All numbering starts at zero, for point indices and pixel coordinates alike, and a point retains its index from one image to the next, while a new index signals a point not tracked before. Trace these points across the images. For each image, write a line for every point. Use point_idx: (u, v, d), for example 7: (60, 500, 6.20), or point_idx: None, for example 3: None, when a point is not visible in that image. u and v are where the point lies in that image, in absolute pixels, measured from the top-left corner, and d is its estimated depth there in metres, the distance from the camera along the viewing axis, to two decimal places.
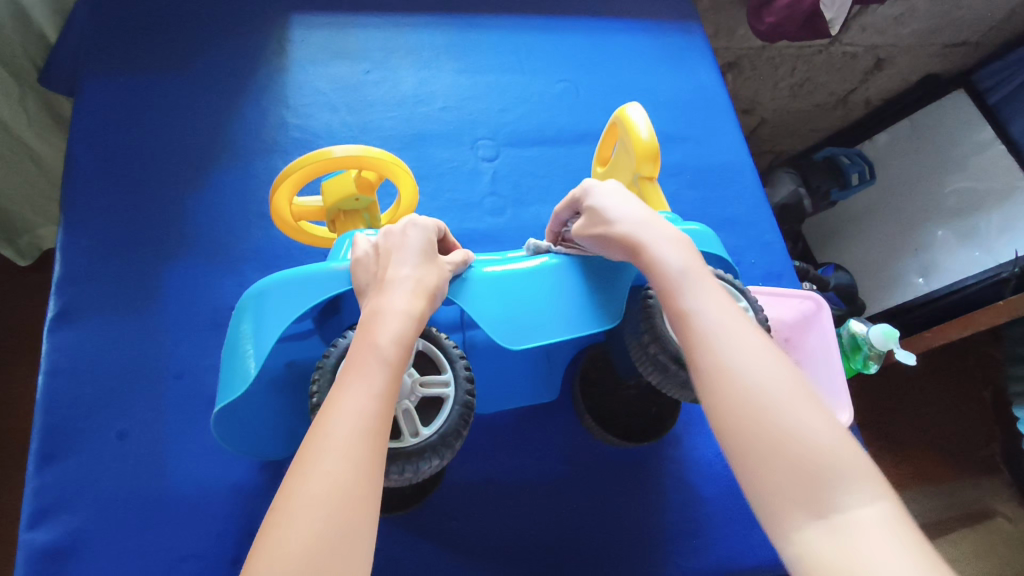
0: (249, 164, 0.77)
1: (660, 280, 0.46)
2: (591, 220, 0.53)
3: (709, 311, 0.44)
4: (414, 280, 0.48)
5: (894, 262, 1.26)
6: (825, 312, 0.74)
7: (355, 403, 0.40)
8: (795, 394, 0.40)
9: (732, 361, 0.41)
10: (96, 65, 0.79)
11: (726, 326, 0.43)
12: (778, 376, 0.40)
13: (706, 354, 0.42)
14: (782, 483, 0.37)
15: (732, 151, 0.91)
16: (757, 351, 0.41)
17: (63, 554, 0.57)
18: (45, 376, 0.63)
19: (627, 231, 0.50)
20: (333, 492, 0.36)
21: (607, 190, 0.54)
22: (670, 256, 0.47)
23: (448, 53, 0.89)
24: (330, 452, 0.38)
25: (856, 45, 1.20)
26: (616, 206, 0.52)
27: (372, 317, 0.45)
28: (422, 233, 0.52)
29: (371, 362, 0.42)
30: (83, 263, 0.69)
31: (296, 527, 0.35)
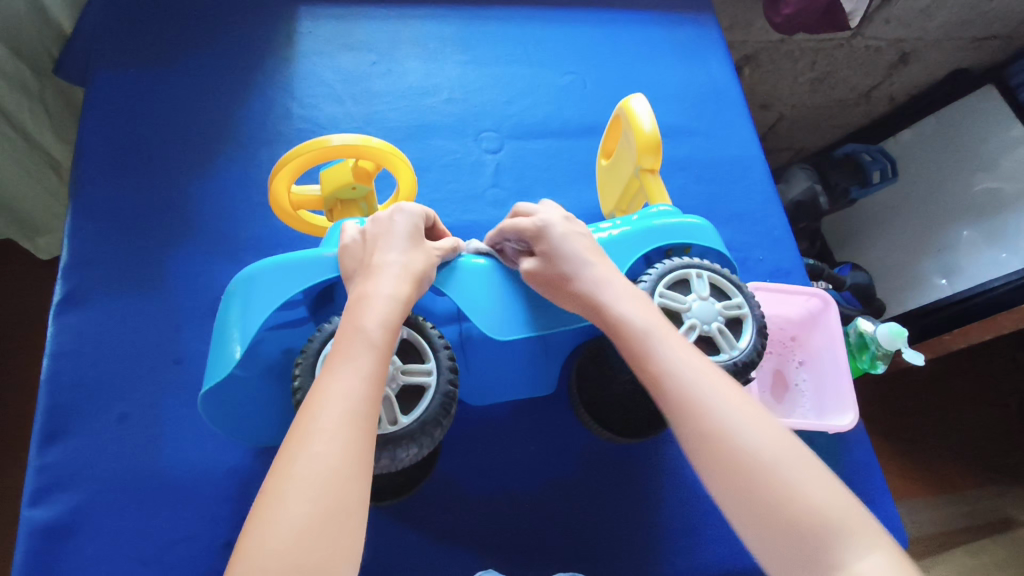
0: (253, 153, 0.78)
1: (628, 343, 0.45)
2: (552, 269, 0.50)
3: (683, 369, 0.43)
4: (401, 266, 0.48)
5: (916, 262, 1.23)
6: (832, 310, 0.71)
7: (343, 385, 0.40)
8: (781, 444, 0.39)
9: (712, 422, 0.40)
10: (108, 53, 0.81)
11: (701, 385, 0.42)
12: (759, 429, 0.40)
13: (685, 418, 0.41)
14: (781, 545, 0.36)
15: (743, 144, 0.90)
16: (735, 407, 0.41)
17: (62, 532, 0.58)
18: (48, 358, 0.65)
19: (585, 290, 0.48)
20: (322, 475, 0.36)
21: (564, 234, 0.51)
22: (633, 314, 0.46)
23: (455, 45, 0.89)
24: (321, 435, 0.38)
25: (880, 39, 1.16)
26: (577, 256, 0.50)
27: (357, 303, 0.45)
28: (409, 219, 0.52)
29: (357, 345, 0.42)
30: (88, 248, 0.70)
31: (290, 511, 0.35)
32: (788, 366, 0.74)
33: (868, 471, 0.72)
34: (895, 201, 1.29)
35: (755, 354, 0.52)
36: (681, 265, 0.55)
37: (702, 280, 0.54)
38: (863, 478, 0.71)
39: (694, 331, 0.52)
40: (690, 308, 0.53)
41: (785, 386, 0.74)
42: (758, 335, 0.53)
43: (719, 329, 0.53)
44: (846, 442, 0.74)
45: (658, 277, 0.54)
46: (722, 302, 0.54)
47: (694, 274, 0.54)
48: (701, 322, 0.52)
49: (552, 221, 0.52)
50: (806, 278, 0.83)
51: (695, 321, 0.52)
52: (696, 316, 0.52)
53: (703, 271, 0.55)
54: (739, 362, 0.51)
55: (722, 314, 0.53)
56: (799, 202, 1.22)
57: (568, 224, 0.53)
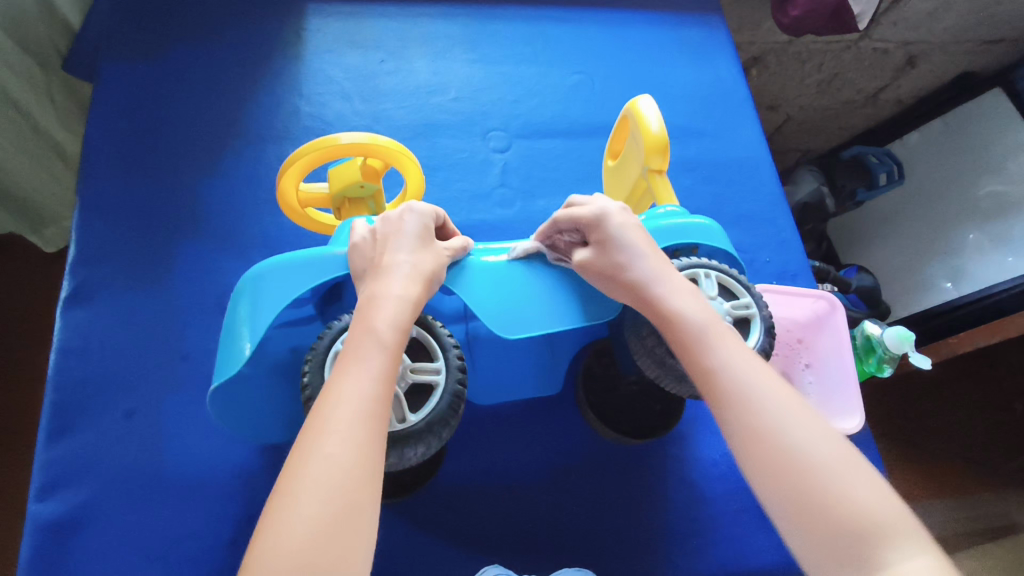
0: (261, 151, 0.78)
1: (680, 335, 0.45)
2: (606, 258, 0.50)
3: (740, 366, 0.43)
4: (411, 266, 0.48)
5: (922, 266, 1.23)
6: (839, 312, 0.72)
7: (355, 385, 0.40)
8: (831, 446, 0.39)
9: (767, 417, 0.40)
10: (117, 49, 0.81)
11: (757, 382, 0.42)
12: (812, 429, 0.40)
13: (739, 412, 0.41)
14: (825, 543, 0.36)
15: (750, 146, 0.89)
16: (790, 406, 0.41)
17: (69, 527, 0.58)
18: (56, 353, 0.65)
19: (640, 282, 0.48)
20: (335, 475, 0.36)
21: (621, 223, 0.51)
22: (688, 307, 0.46)
23: (463, 44, 0.89)
24: (334, 435, 0.38)
25: (887, 41, 1.16)
26: (632, 246, 0.50)
27: (368, 303, 0.45)
28: (420, 219, 0.52)
29: (368, 345, 0.42)
30: (96, 244, 0.71)
31: (303, 511, 0.35)
32: (794, 368, 0.73)
33: None
34: (902, 203, 1.29)
35: (763, 355, 0.52)
36: (689, 265, 0.55)
37: (710, 280, 0.54)
38: None
39: None
40: None
41: (791, 389, 0.72)
42: (766, 335, 0.53)
43: None
44: (852, 445, 0.74)
45: None
46: (730, 302, 0.54)
47: (701, 274, 0.54)
48: None
49: (608, 210, 0.52)
50: (813, 281, 0.83)
51: None
52: None
53: (711, 271, 0.55)
54: None
55: (729, 314, 0.53)
56: (805, 204, 1.22)
57: (626, 215, 0.52)
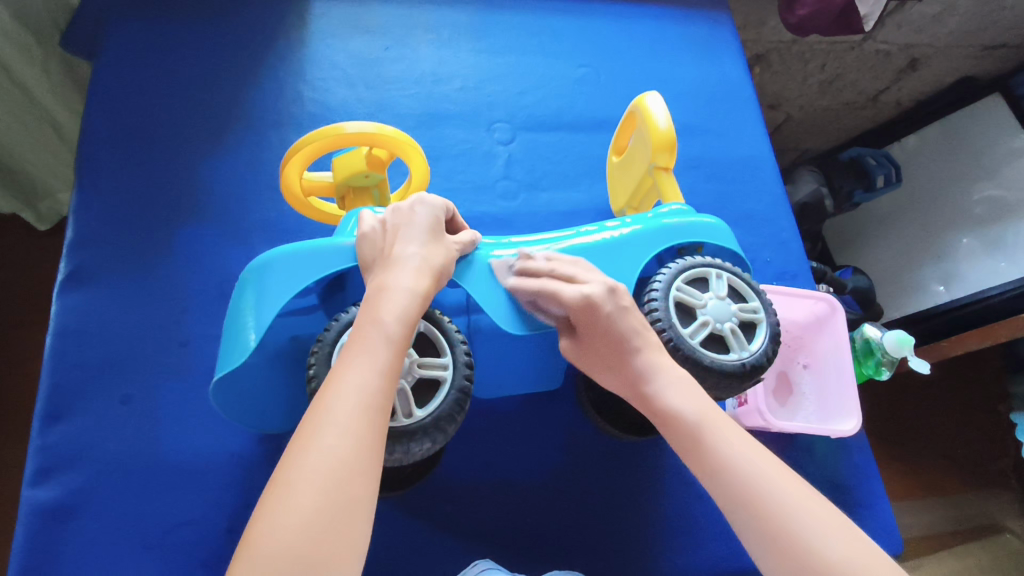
0: (262, 135, 0.77)
1: (679, 435, 0.46)
2: (596, 347, 0.50)
3: (747, 471, 0.43)
4: (421, 258, 0.48)
5: (916, 268, 1.24)
6: (839, 314, 0.72)
7: (359, 377, 0.40)
8: (796, 492, 0.41)
9: (784, 528, 0.40)
10: (117, 25, 0.79)
11: (761, 475, 0.42)
12: (843, 537, 0.39)
13: (752, 521, 0.41)
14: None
15: (755, 145, 0.89)
16: (790, 492, 0.41)
17: (63, 512, 0.58)
18: (53, 336, 0.64)
19: (643, 367, 0.48)
20: (332, 466, 0.36)
21: (611, 312, 0.49)
22: (685, 403, 0.46)
23: (469, 33, 0.88)
24: (335, 428, 0.37)
25: (890, 43, 1.16)
26: (623, 342, 0.49)
27: (377, 294, 0.45)
28: (430, 214, 0.51)
29: (374, 338, 0.42)
30: (94, 227, 0.69)
31: (297, 502, 0.35)
32: (792, 368, 0.74)
33: (866, 476, 0.73)
34: (899, 206, 1.29)
35: (764, 359, 0.52)
36: (700, 263, 0.55)
37: (720, 281, 0.54)
38: (860, 482, 0.72)
39: (706, 328, 0.53)
40: (705, 305, 0.53)
41: (789, 390, 0.74)
42: (771, 341, 0.53)
43: (732, 329, 0.53)
44: (847, 446, 0.74)
45: (675, 272, 0.54)
46: (738, 304, 0.54)
47: (713, 274, 0.55)
48: (715, 320, 0.53)
49: (591, 293, 0.49)
50: (812, 282, 0.83)
51: (709, 318, 0.53)
52: (711, 313, 0.53)
53: (723, 271, 0.55)
54: (749, 364, 0.52)
55: (736, 316, 0.53)
56: (805, 204, 1.21)
57: (614, 297, 0.50)
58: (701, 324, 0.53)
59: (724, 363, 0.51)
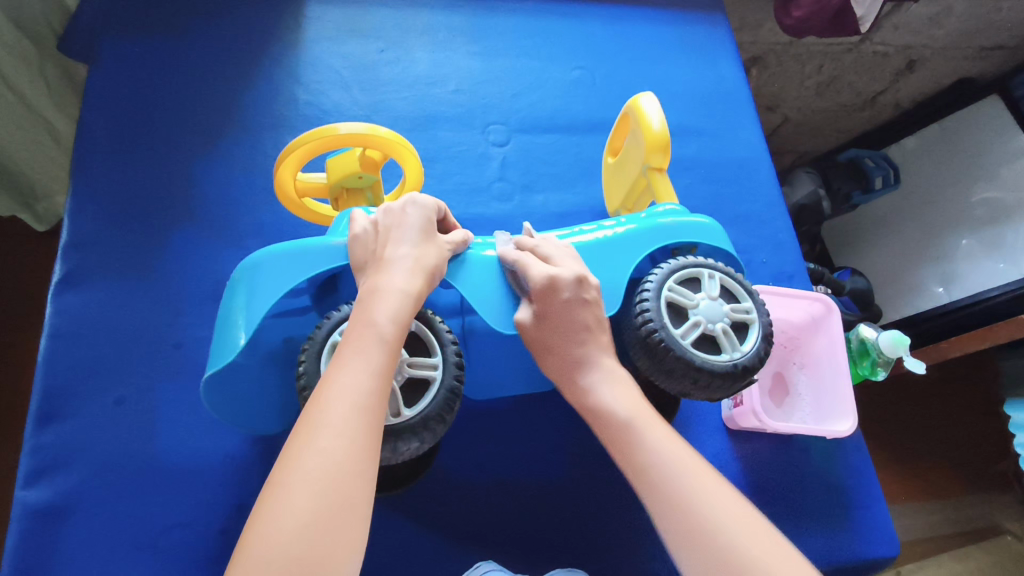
0: (257, 137, 0.77)
1: (610, 427, 0.48)
2: (541, 332, 0.51)
3: (665, 467, 0.45)
4: (413, 259, 0.48)
5: (915, 270, 1.23)
6: (834, 315, 0.71)
7: (353, 379, 0.40)
8: (694, 475, 0.44)
9: (687, 505, 0.43)
10: (115, 28, 0.80)
11: (672, 462, 0.45)
12: (735, 515, 0.42)
13: (669, 515, 0.43)
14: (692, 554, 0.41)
15: (750, 146, 0.89)
16: (690, 474, 0.44)
17: (55, 514, 0.58)
18: (46, 338, 0.64)
19: (588, 355, 0.50)
20: (326, 468, 0.36)
21: (569, 300, 0.51)
22: (617, 399, 0.49)
23: (464, 36, 0.88)
24: (330, 429, 0.38)
25: (888, 45, 1.17)
26: (573, 329, 0.50)
27: (369, 295, 0.45)
28: (423, 213, 0.51)
29: (367, 339, 0.42)
30: (88, 229, 0.70)
31: (293, 505, 0.35)
32: (788, 368, 0.74)
33: (863, 477, 0.72)
34: (897, 208, 1.29)
35: (756, 359, 0.52)
36: (693, 263, 0.54)
37: (713, 281, 0.54)
38: (856, 483, 0.72)
39: (698, 328, 0.52)
40: (697, 305, 0.53)
41: (785, 390, 0.74)
42: (763, 341, 0.53)
43: (724, 329, 0.53)
44: (843, 447, 0.74)
45: (667, 273, 0.54)
46: (730, 305, 0.54)
47: (705, 274, 0.54)
48: (706, 320, 0.53)
49: (556, 278, 0.51)
50: (808, 283, 0.83)
51: (701, 319, 0.52)
52: (702, 313, 0.53)
53: (715, 272, 0.55)
54: (740, 364, 0.52)
55: (728, 317, 0.53)
56: (802, 206, 1.21)
57: (579, 287, 0.51)
58: (692, 325, 0.52)
59: (715, 363, 0.51)
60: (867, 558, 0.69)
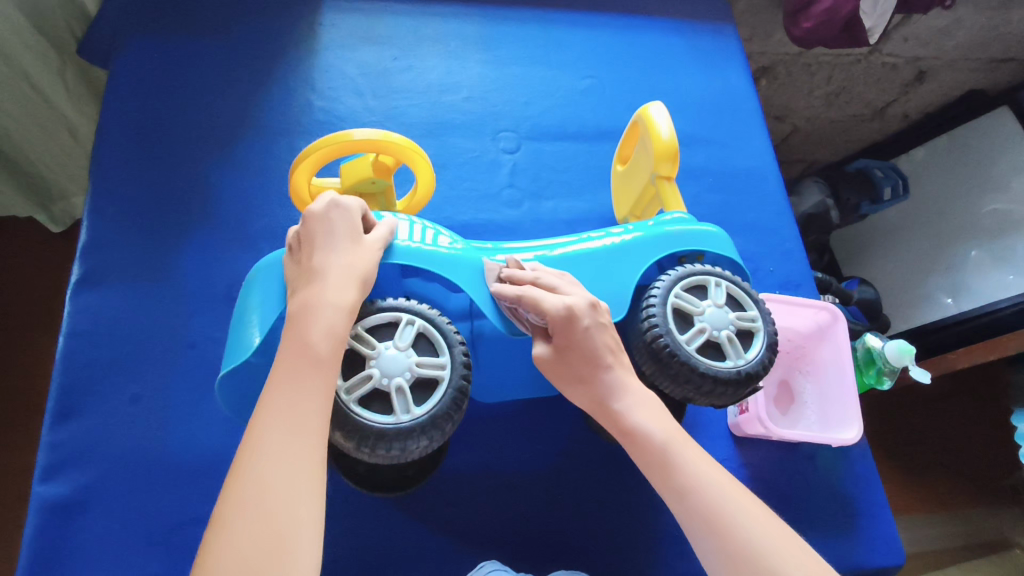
0: (273, 142, 0.78)
1: (649, 451, 0.48)
2: (565, 364, 0.50)
3: (705, 486, 0.46)
4: (340, 268, 0.47)
5: (923, 281, 1.23)
6: (841, 325, 0.72)
7: (288, 405, 0.41)
8: (735, 496, 0.45)
9: (733, 529, 0.44)
10: (135, 33, 0.82)
11: (713, 485, 0.46)
12: (780, 540, 0.43)
13: (707, 537, 0.44)
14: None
15: (758, 156, 0.90)
16: (733, 496, 0.45)
17: (71, 508, 0.59)
18: (65, 336, 0.65)
19: (614, 383, 0.49)
20: (264, 498, 0.37)
21: (588, 329, 0.49)
22: (650, 422, 0.48)
23: (476, 44, 0.90)
24: (268, 459, 0.39)
25: (897, 56, 1.17)
26: (595, 360, 0.49)
27: (300, 313, 0.45)
28: (348, 217, 0.50)
29: (299, 363, 0.42)
30: (106, 230, 0.71)
31: (233, 539, 0.36)
32: (794, 376, 0.75)
33: (868, 486, 0.72)
34: (906, 218, 1.29)
35: (761, 367, 0.53)
36: (699, 271, 0.55)
37: (719, 289, 0.55)
38: (861, 492, 0.72)
39: (703, 335, 0.53)
40: (703, 312, 0.54)
41: (790, 399, 0.75)
42: (768, 349, 0.54)
43: (728, 336, 0.53)
44: (849, 456, 0.74)
45: (674, 280, 0.55)
46: (736, 313, 0.54)
47: (712, 282, 0.55)
48: (711, 327, 0.53)
49: (576, 308, 0.50)
50: (815, 292, 0.83)
51: (706, 326, 0.53)
52: (708, 320, 0.53)
53: (721, 280, 0.55)
54: (744, 371, 0.52)
55: (733, 324, 0.54)
56: (810, 215, 1.20)
57: (595, 313, 0.50)
58: (698, 331, 0.53)
59: (720, 369, 0.52)
60: (871, 567, 0.69)
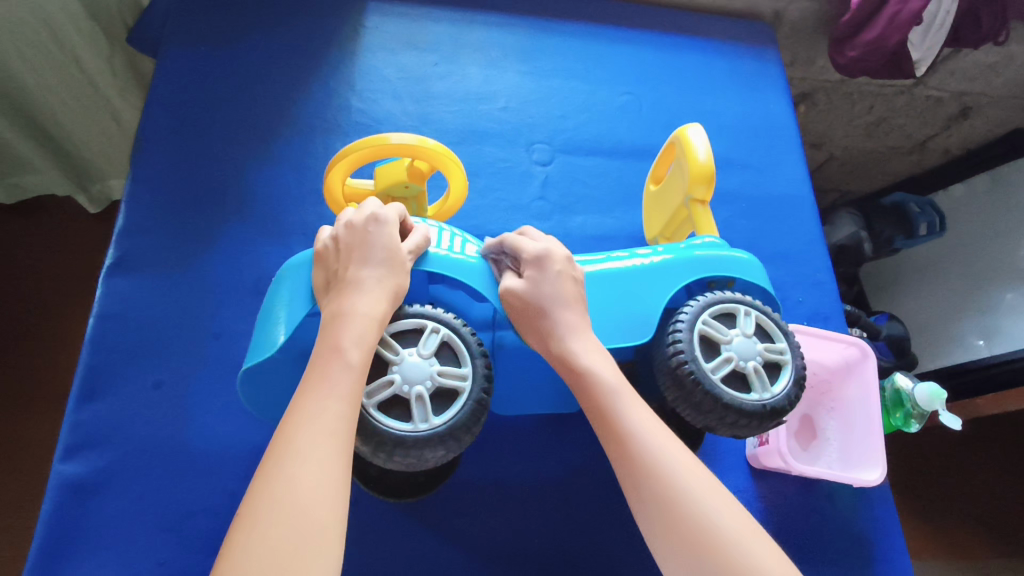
0: (309, 140, 0.79)
1: (593, 395, 0.48)
2: (530, 297, 0.51)
3: (639, 430, 0.45)
4: (377, 280, 0.47)
5: (956, 321, 1.20)
6: (871, 362, 0.71)
7: (319, 407, 0.41)
8: (662, 441, 0.45)
9: (660, 472, 0.43)
10: (183, 25, 0.83)
11: (644, 430, 0.45)
12: (703, 486, 0.43)
13: (635, 477, 0.44)
14: (665, 523, 0.42)
15: (794, 183, 0.89)
16: (661, 441, 0.45)
17: (87, 490, 0.60)
18: (94, 318, 0.66)
19: (573, 322, 0.50)
20: (293, 494, 0.37)
21: (559, 271, 0.52)
22: (605, 371, 0.48)
23: (517, 55, 0.90)
24: (298, 455, 0.38)
25: (943, 90, 1.15)
26: (561, 298, 0.51)
27: (334, 321, 0.45)
28: (386, 229, 0.50)
29: (332, 367, 0.43)
30: (142, 216, 0.72)
31: (257, 532, 0.35)
32: (818, 411, 0.73)
33: (887, 530, 0.70)
34: (939, 255, 1.26)
35: (786, 402, 0.52)
36: (729, 299, 0.54)
37: (748, 318, 0.54)
38: (879, 536, 0.70)
39: (729, 364, 0.52)
40: (730, 341, 0.53)
41: (812, 433, 0.73)
42: (794, 384, 0.53)
43: (755, 368, 0.52)
44: (869, 497, 0.72)
45: (702, 306, 0.54)
46: (764, 344, 0.53)
47: (741, 310, 0.54)
48: (738, 357, 0.52)
49: (550, 252, 0.53)
50: (844, 326, 0.81)
51: (733, 355, 0.52)
52: (735, 350, 0.52)
53: (751, 309, 0.54)
54: (769, 405, 0.51)
55: (761, 355, 0.53)
56: (842, 246, 1.20)
57: (569, 265, 0.53)
58: (724, 360, 0.52)
59: (745, 402, 0.51)
60: None
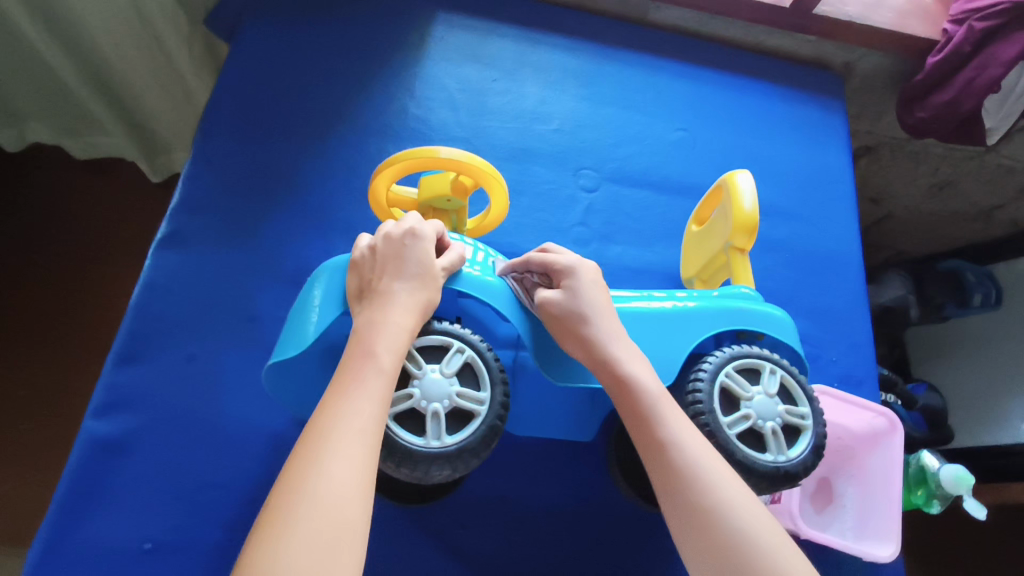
0: (364, 140, 0.81)
1: (634, 401, 0.47)
2: (568, 309, 0.51)
3: (687, 445, 0.45)
4: (409, 295, 0.48)
5: (999, 402, 1.14)
6: (898, 436, 0.68)
7: (355, 406, 0.41)
8: (706, 453, 0.45)
9: (703, 483, 0.43)
10: (260, 17, 0.87)
11: (691, 443, 0.45)
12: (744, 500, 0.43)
13: (677, 489, 0.44)
14: (709, 541, 0.42)
15: (842, 240, 0.87)
16: (704, 452, 0.45)
17: (112, 449, 0.62)
18: (141, 287, 0.70)
19: (606, 334, 0.50)
20: (331, 488, 0.37)
21: (591, 280, 0.53)
22: (646, 377, 0.48)
23: (577, 79, 0.91)
24: (330, 454, 0.38)
25: (1016, 160, 1.09)
26: (598, 309, 0.51)
27: (367, 329, 0.46)
28: (423, 244, 0.51)
29: (365, 371, 0.43)
30: (198, 195, 0.75)
31: (293, 523, 0.35)
32: (836, 476, 0.71)
33: None
34: (991, 329, 1.21)
35: (801, 468, 0.51)
36: (756, 354, 0.54)
37: (773, 377, 0.53)
38: None
39: (746, 421, 0.51)
40: (751, 398, 0.52)
41: (829, 499, 0.71)
42: (811, 451, 0.52)
43: (773, 429, 0.51)
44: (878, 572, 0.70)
45: (727, 358, 0.53)
46: (786, 405, 0.53)
47: (767, 368, 0.53)
48: (757, 416, 0.51)
49: (580, 267, 0.53)
50: (877, 393, 0.79)
51: (752, 413, 0.51)
52: (755, 408, 0.52)
53: (777, 368, 0.53)
54: (782, 469, 0.50)
55: (781, 417, 0.52)
56: (887, 308, 1.15)
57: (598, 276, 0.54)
58: (742, 417, 0.51)
59: (758, 462, 0.50)
60: None
